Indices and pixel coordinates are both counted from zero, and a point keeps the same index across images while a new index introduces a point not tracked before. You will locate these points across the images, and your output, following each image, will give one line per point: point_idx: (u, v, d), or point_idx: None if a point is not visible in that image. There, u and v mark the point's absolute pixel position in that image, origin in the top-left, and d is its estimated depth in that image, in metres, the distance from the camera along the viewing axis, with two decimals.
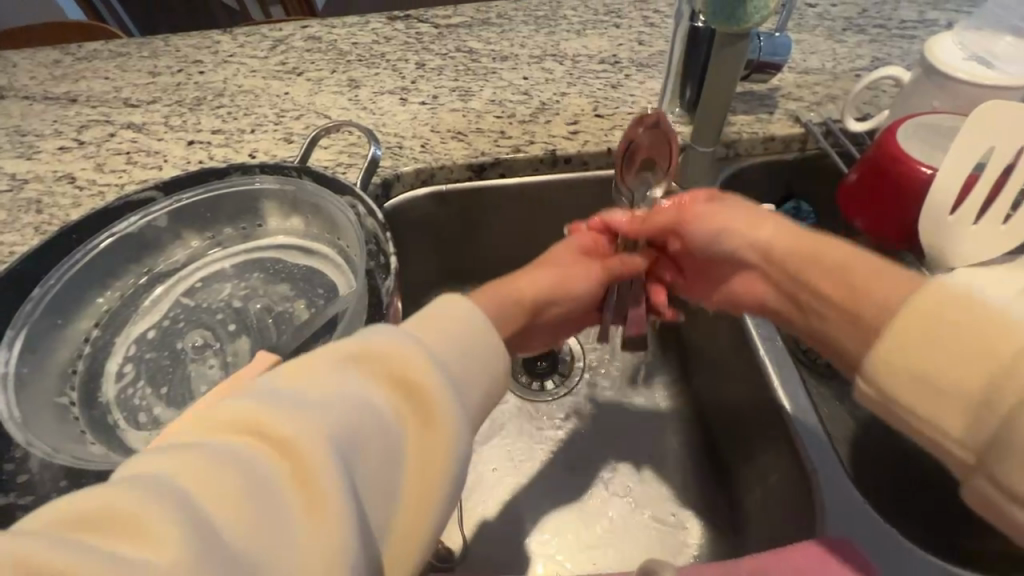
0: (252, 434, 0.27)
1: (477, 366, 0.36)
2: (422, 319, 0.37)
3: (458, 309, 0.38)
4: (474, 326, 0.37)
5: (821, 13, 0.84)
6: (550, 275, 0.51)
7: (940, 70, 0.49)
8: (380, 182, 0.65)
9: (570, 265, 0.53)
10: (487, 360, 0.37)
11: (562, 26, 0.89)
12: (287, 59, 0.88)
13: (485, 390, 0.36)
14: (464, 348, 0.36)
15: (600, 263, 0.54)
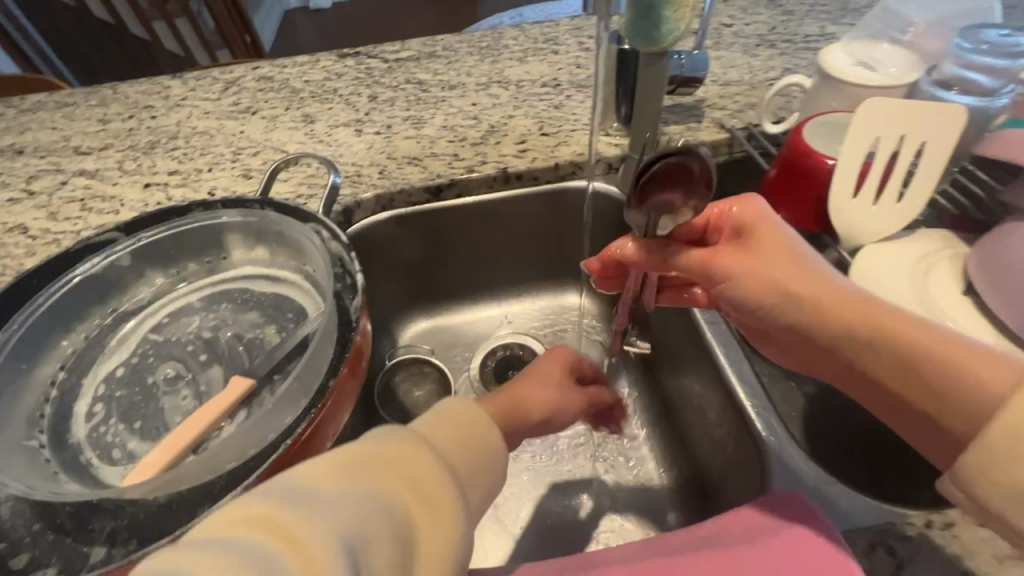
0: (267, 535, 0.29)
1: (478, 464, 0.39)
2: (437, 418, 0.40)
3: (461, 406, 0.41)
4: (478, 424, 0.40)
5: (736, 32, 0.93)
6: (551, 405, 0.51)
7: (833, 75, 0.57)
8: (341, 210, 0.68)
9: (566, 390, 0.53)
10: (487, 454, 0.40)
11: (504, 55, 0.94)
12: (240, 99, 0.90)
13: (486, 486, 0.39)
14: (469, 446, 0.39)
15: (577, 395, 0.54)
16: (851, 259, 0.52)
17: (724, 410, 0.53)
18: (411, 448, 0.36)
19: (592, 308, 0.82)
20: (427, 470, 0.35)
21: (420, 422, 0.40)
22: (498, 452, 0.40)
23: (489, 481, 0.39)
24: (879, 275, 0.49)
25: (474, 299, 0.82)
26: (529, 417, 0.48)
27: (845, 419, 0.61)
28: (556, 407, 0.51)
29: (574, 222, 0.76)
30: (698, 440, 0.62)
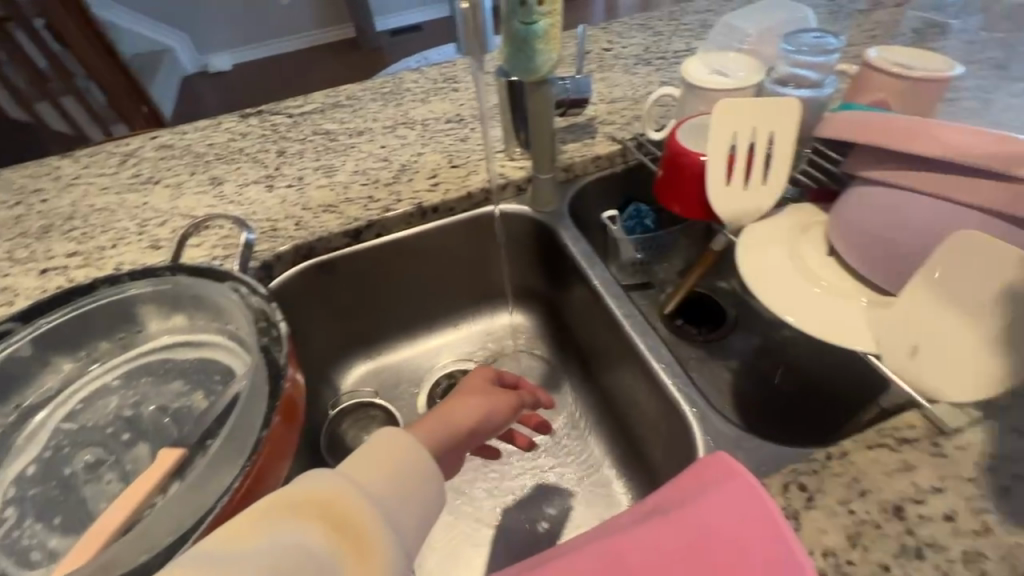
0: None
1: (410, 486, 0.43)
2: (368, 453, 0.43)
3: (392, 437, 0.45)
4: (406, 450, 0.44)
5: (616, 55, 1.03)
6: (474, 409, 0.52)
7: (694, 85, 0.65)
8: (259, 265, 0.68)
9: (489, 391, 0.55)
10: (421, 478, 0.44)
11: (407, 98, 0.99)
12: (140, 171, 0.88)
13: (419, 508, 0.43)
14: (399, 476, 0.43)
15: (508, 401, 0.56)
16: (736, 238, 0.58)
17: (652, 393, 0.56)
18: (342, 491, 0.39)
19: (526, 323, 0.85)
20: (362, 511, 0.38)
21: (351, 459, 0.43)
22: (431, 474, 0.44)
23: (423, 501, 0.43)
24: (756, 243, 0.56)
25: (411, 334, 0.83)
26: (458, 432, 0.50)
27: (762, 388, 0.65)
28: (480, 408, 0.53)
29: (494, 245, 0.79)
30: (640, 429, 0.64)
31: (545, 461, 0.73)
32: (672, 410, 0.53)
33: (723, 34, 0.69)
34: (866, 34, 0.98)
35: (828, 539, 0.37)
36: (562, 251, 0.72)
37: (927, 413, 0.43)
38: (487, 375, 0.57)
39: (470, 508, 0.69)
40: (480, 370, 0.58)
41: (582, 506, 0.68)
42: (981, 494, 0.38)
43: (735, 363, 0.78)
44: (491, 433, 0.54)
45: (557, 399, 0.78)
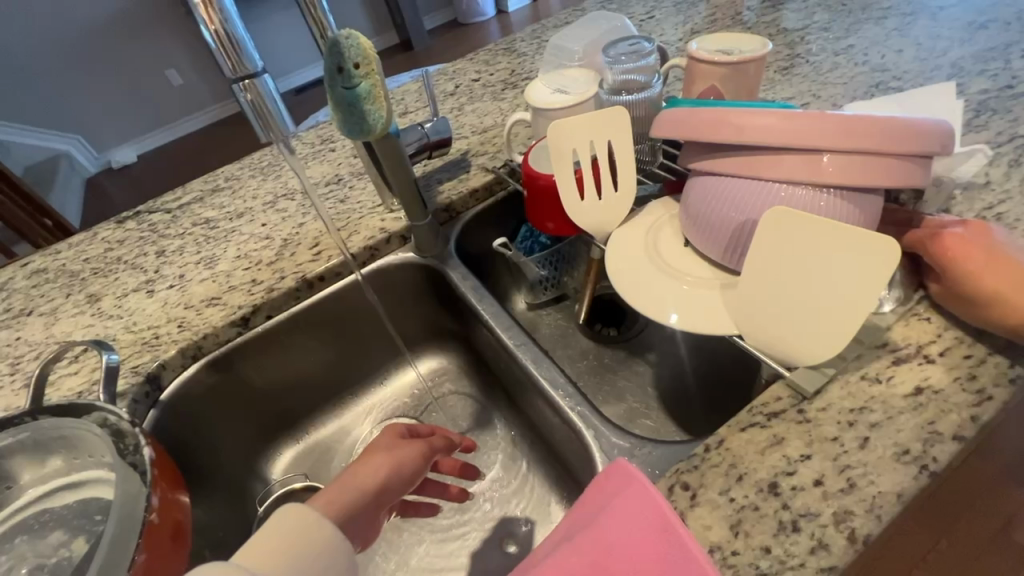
0: None
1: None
2: (270, 536, 0.41)
3: (302, 509, 0.44)
4: (317, 533, 0.43)
5: (484, 84, 1.05)
6: (381, 464, 0.52)
7: (538, 107, 0.67)
8: (143, 378, 0.64)
9: (396, 443, 0.55)
10: (327, 560, 0.42)
11: (285, 168, 0.97)
12: (11, 304, 0.83)
13: None
14: (306, 558, 0.41)
15: (418, 452, 0.55)
16: (605, 247, 0.60)
17: (558, 418, 0.57)
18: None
19: (448, 366, 0.84)
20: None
21: (253, 544, 0.41)
22: (341, 551, 0.43)
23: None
24: (618, 250, 0.57)
25: (332, 405, 0.81)
26: (367, 495, 0.49)
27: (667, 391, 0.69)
28: (388, 461, 0.52)
29: (393, 298, 0.79)
30: (564, 451, 0.64)
31: (489, 499, 0.72)
32: (573, 430, 0.53)
33: (554, 55, 0.72)
34: (708, 18, 1.04)
35: (712, 533, 0.38)
36: (455, 292, 0.72)
37: (789, 381, 0.45)
38: (395, 429, 0.57)
39: (421, 571, 0.67)
40: (387, 426, 0.57)
41: (531, 539, 0.68)
42: (843, 452, 0.40)
43: (653, 356, 0.80)
44: (409, 484, 0.53)
45: (491, 435, 0.78)
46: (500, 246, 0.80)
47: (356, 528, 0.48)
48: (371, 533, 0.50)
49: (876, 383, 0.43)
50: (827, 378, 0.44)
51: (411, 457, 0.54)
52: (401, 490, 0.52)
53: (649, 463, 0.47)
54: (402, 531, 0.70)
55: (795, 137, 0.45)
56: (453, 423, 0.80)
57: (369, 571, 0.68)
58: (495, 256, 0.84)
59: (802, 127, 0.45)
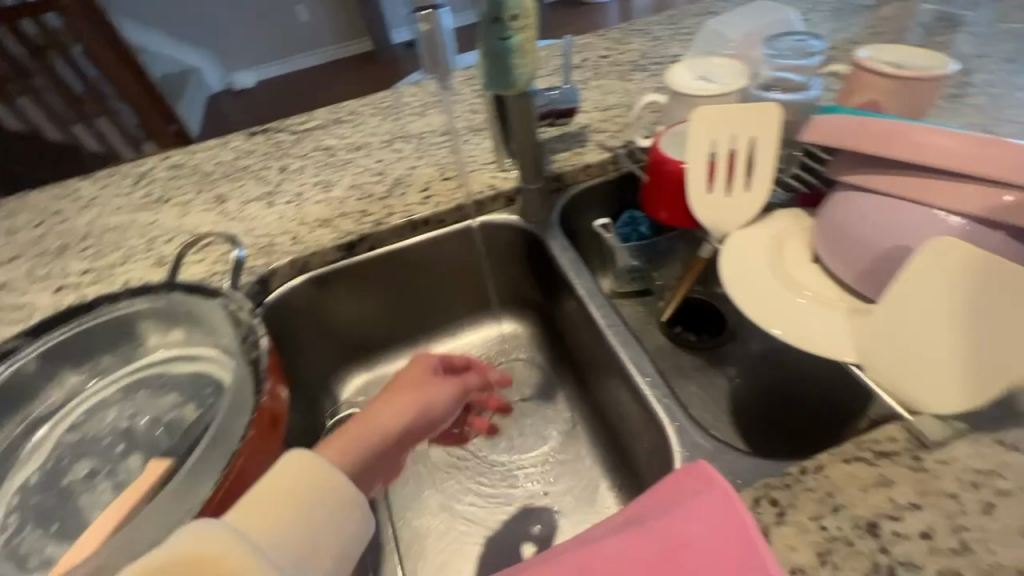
0: None
1: (320, 539, 0.41)
2: (274, 485, 0.41)
3: (306, 461, 0.43)
4: (318, 488, 0.42)
5: (612, 62, 1.02)
6: (406, 401, 0.53)
7: (679, 92, 0.64)
8: (255, 280, 0.70)
9: (425, 382, 0.55)
10: (333, 517, 0.42)
11: (405, 112, 1.00)
12: (152, 191, 0.92)
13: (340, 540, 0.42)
14: (310, 511, 0.41)
15: (449, 391, 0.56)
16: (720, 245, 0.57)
17: (637, 407, 0.56)
18: (240, 553, 0.36)
19: (523, 332, 0.86)
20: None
21: (258, 491, 0.41)
22: (349, 506, 0.43)
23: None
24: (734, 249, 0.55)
25: (408, 345, 0.84)
26: (394, 431, 0.50)
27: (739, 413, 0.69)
28: (415, 403, 0.53)
29: (488, 256, 0.80)
30: (630, 440, 0.63)
31: (540, 469, 0.73)
32: (652, 420, 0.52)
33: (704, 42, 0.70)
34: (870, 30, 0.95)
35: (798, 556, 0.36)
36: (551, 259, 0.72)
37: (909, 426, 0.42)
38: (425, 363, 0.57)
39: (463, 519, 0.69)
40: (417, 359, 0.58)
41: (577, 517, 0.68)
42: (962, 512, 0.37)
43: (734, 371, 0.78)
44: (437, 425, 0.55)
45: (553, 409, 0.78)
46: (601, 226, 0.81)
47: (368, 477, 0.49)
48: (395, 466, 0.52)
49: (1014, 451, 0.39)
50: (955, 431, 0.40)
51: (441, 400, 0.55)
52: (427, 430, 0.54)
53: (732, 471, 0.46)
54: (453, 477, 0.73)
55: (978, 168, 0.41)
56: (517, 388, 0.81)
57: (416, 505, 0.71)
58: (591, 236, 0.83)
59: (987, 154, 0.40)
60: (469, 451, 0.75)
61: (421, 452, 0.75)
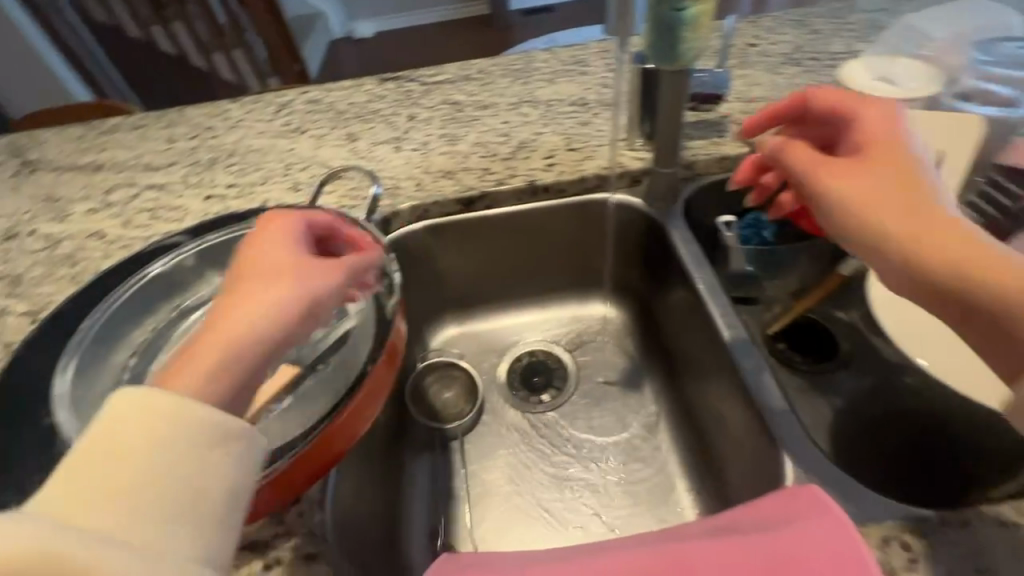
0: None
1: (185, 480, 0.32)
2: (111, 439, 0.31)
3: (138, 404, 0.32)
4: (161, 430, 0.32)
5: (762, 50, 0.95)
6: (262, 293, 0.38)
7: (854, 88, 0.60)
8: (380, 219, 0.73)
9: (266, 258, 0.41)
10: (188, 451, 0.32)
11: (535, 76, 0.99)
12: (290, 120, 0.97)
13: (211, 475, 0.32)
14: (162, 453, 0.31)
15: (321, 272, 0.41)
16: None
17: (744, 413, 0.58)
18: (73, 541, 0.27)
19: (617, 317, 0.84)
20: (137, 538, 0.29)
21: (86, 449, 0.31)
22: (208, 435, 0.33)
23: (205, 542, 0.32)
24: None
25: (502, 306, 0.86)
26: (256, 321, 0.36)
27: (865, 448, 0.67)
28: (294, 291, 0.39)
29: (602, 237, 0.81)
30: (722, 444, 0.65)
31: (617, 455, 0.72)
32: (762, 428, 0.55)
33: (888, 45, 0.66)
34: None
35: None
36: (670, 251, 0.72)
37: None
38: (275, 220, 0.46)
39: (533, 483, 0.71)
40: (272, 218, 0.45)
41: (646, 509, 0.67)
42: None
43: (840, 401, 0.72)
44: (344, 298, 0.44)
45: (637, 398, 0.77)
46: (723, 224, 0.77)
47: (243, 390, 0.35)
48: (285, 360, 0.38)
49: None
50: None
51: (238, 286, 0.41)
52: (324, 318, 0.41)
53: None
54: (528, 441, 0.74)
55: None
56: (603, 370, 0.80)
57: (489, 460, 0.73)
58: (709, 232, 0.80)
59: (874, 135, 0.45)
60: (548, 421, 0.76)
61: (501, 412, 0.77)
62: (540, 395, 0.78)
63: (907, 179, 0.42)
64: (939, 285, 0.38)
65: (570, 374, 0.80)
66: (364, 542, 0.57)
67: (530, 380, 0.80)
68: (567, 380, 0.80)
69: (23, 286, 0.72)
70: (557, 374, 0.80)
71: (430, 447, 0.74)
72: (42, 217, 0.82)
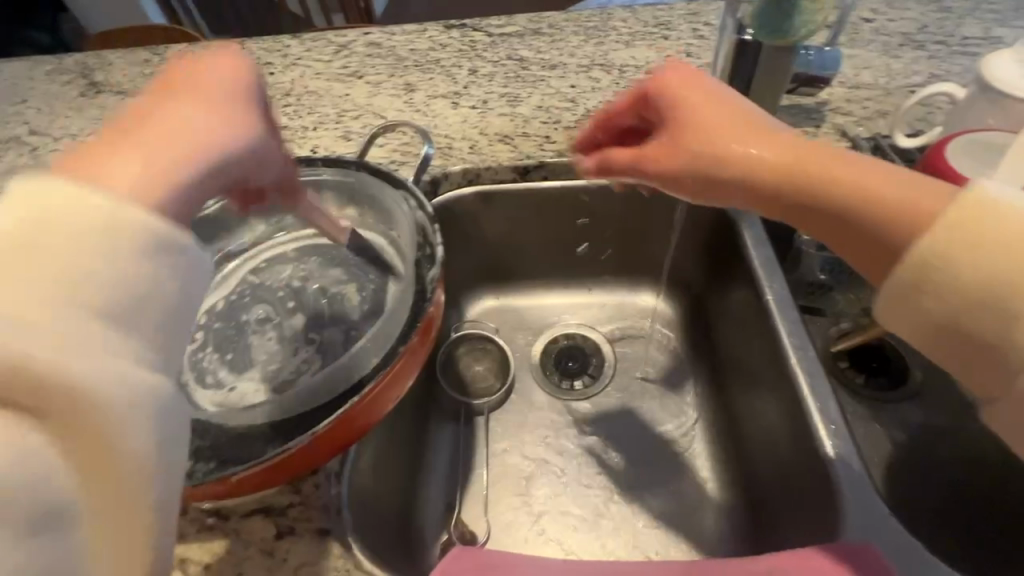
0: None
1: (107, 284, 0.26)
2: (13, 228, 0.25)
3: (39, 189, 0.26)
4: (85, 215, 0.26)
5: (878, 27, 0.82)
6: (202, 124, 0.32)
7: (996, 87, 0.55)
8: (429, 180, 0.70)
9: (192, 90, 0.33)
10: (108, 238, 0.26)
11: (611, 37, 0.90)
12: (348, 63, 0.93)
13: (150, 278, 0.27)
14: (81, 241, 0.25)
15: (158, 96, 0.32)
16: None
17: (802, 448, 0.54)
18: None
19: (667, 312, 0.79)
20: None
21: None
22: (126, 236, 0.26)
23: (79, 365, 0.24)
24: None
25: (544, 283, 0.82)
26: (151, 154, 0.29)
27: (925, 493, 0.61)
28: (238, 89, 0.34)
29: (665, 224, 0.75)
30: (765, 467, 0.61)
31: (646, 456, 0.69)
32: (821, 468, 0.51)
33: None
34: None
35: None
36: (741, 252, 0.67)
37: None
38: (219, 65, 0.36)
39: (555, 470, 0.69)
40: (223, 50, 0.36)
41: (671, 518, 0.64)
42: None
43: (904, 435, 0.65)
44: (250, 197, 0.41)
45: (676, 399, 0.73)
46: None
47: (182, 193, 0.30)
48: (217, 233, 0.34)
49: None
50: None
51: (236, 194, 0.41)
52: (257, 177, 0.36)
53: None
54: (556, 425, 0.72)
55: None
56: (643, 365, 0.76)
57: (511, 439, 0.71)
58: (785, 231, 0.73)
59: (691, 110, 0.44)
60: (578, 410, 0.73)
61: (531, 394, 0.74)
62: (573, 380, 0.75)
63: (750, 124, 0.43)
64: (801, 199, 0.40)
65: (607, 363, 0.77)
66: (385, 508, 0.58)
67: (563, 364, 0.77)
68: (603, 369, 0.76)
69: None
70: (593, 361, 0.77)
71: (455, 418, 0.73)
72: None
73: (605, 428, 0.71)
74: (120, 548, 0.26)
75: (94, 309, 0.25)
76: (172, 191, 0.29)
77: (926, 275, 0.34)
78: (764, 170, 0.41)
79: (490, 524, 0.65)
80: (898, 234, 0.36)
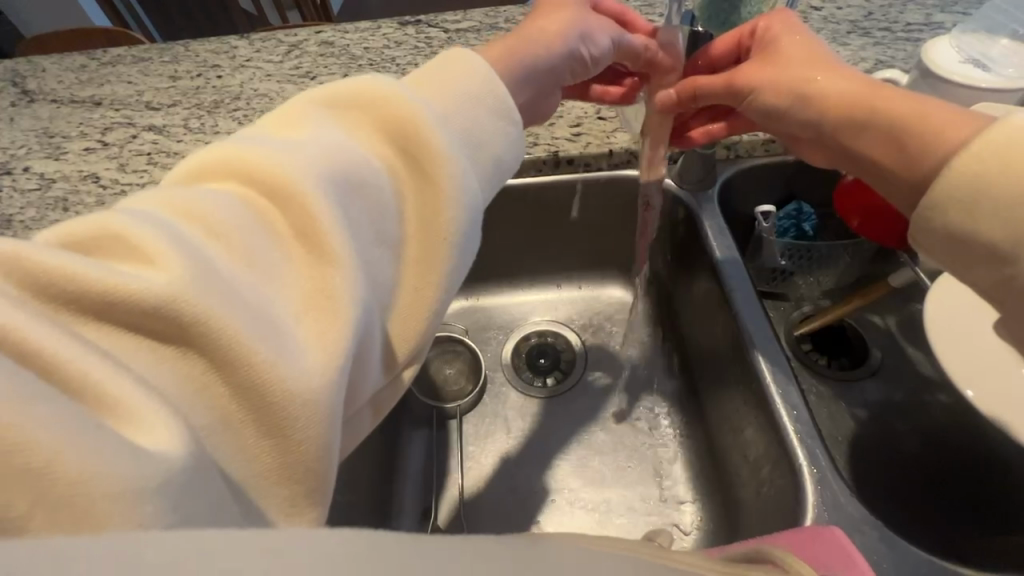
0: (249, 190, 0.33)
1: (472, 111, 0.42)
2: (436, 73, 0.43)
3: (461, 59, 0.44)
4: (473, 71, 0.43)
5: (826, 15, 0.84)
6: (563, 16, 0.53)
7: (938, 74, 0.57)
8: None
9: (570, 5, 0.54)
10: (474, 84, 0.43)
11: None
12: (300, 63, 0.90)
13: (503, 131, 0.43)
14: (449, 82, 0.42)
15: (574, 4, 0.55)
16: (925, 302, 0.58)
17: (766, 431, 0.56)
18: (405, 103, 0.38)
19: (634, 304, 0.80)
20: (410, 119, 0.37)
21: (417, 78, 0.42)
22: (497, 95, 0.43)
23: (445, 140, 0.38)
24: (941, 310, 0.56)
25: (512, 281, 0.81)
26: (536, 36, 0.51)
27: (888, 468, 0.63)
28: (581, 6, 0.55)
29: (630, 216, 0.75)
30: (733, 454, 0.62)
31: (621, 450, 0.69)
32: (784, 453, 0.53)
33: (981, 23, 0.62)
34: None
35: None
36: (701, 241, 0.68)
37: None
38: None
39: (530, 468, 0.68)
40: None
41: (647, 507, 0.65)
42: None
43: (865, 413, 0.66)
44: (578, 68, 0.54)
45: (643, 390, 0.74)
46: (760, 213, 0.70)
47: (525, 74, 0.50)
48: (541, 90, 0.52)
49: None
50: None
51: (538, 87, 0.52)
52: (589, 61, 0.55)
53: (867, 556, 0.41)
54: (531, 422, 0.72)
55: None
56: (610, 358, 0.76)
57: (485, 441, 0.70)
58: (746, 220, 0.74)
59: (785, 48, 0.52)
60: (552, 408, 0.73)
61: (504, 394, 0.74)
62: (544, 378, 0.75)
63: (828, 62, 0.50)
64: (864, 124, 0.46)
65: (576, 358, 0.76)
66: None
67: (535, 362, 0.76)
68: (574, 364, 0.76)
69: (15, 228, 0.69)
70: (564, 357, 0.76)
71: (428, 423, 0.72)
72: (38, 153, 0.78)
73: (577, 427, 0.71)
74: (414, 291, 0.38)
75: (457, 131, 0.40)
76: (520, 71, 0.49)
77: (957, 212, 0.39)
78: (832, 95, 0.48)
79: (468, 528, 0.65)
80: (918, 147, 0.43)
